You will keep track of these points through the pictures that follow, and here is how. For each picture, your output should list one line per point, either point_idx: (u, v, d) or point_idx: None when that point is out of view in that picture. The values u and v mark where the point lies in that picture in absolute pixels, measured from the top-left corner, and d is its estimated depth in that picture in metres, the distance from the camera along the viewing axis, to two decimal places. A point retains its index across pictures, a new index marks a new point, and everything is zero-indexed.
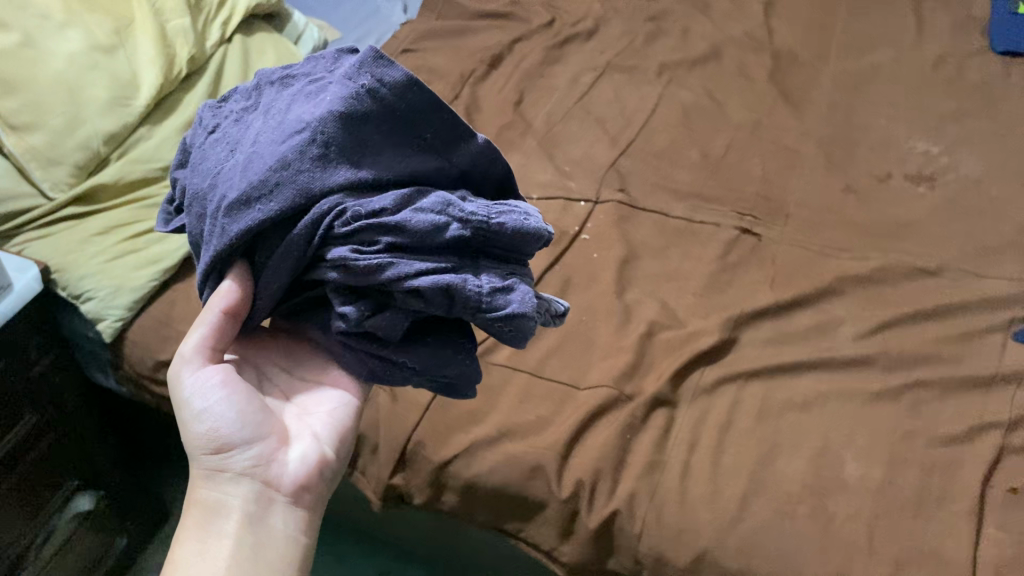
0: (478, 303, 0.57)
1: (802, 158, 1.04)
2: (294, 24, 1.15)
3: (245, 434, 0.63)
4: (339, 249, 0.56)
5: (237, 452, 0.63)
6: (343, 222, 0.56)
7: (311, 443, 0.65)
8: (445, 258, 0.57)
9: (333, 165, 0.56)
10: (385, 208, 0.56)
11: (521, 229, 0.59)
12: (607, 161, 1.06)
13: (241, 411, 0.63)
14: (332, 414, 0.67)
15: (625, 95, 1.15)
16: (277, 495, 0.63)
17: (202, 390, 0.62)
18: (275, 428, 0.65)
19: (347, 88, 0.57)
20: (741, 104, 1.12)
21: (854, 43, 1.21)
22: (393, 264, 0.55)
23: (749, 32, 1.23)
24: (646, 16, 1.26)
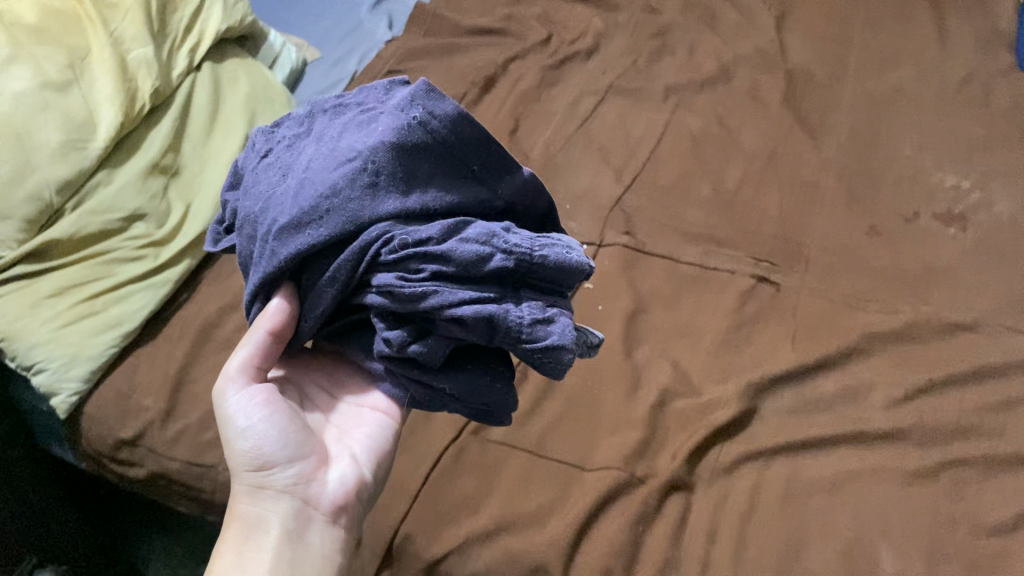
0: (520, 334, 0.54)
1: (823, 193, 0.96)
2: (269, 46, 1.08)
3: (285, 450, 0.60)
4: (385, 274, 0.54)
5: (278, 469, 0.59)
6: (389, 249, 0.54)
7: (351, 464, 0.62)
8: (489, 288, 0.55)
9: (387, 192, 0.55)
10: (430, 238, 0.54)
11: (562, 261, 0.56)
12: (611, 197, 0.98)
13: (283, 429, 0.60)
14: (372, 435, 0.64)
15: (629, 120, 1.06)
16: (317, 513, 0.60)
17: (245, 408, 0.60)
18: (316, 448, 0.62)
19: (399, 118, 0.56)
20: (755, 130, 1.04)
21: (873, 61, 1.13)
22: (439, 294, 0.53)
23: (761, 48, 1.15)
24: (650, 31, 1.18)
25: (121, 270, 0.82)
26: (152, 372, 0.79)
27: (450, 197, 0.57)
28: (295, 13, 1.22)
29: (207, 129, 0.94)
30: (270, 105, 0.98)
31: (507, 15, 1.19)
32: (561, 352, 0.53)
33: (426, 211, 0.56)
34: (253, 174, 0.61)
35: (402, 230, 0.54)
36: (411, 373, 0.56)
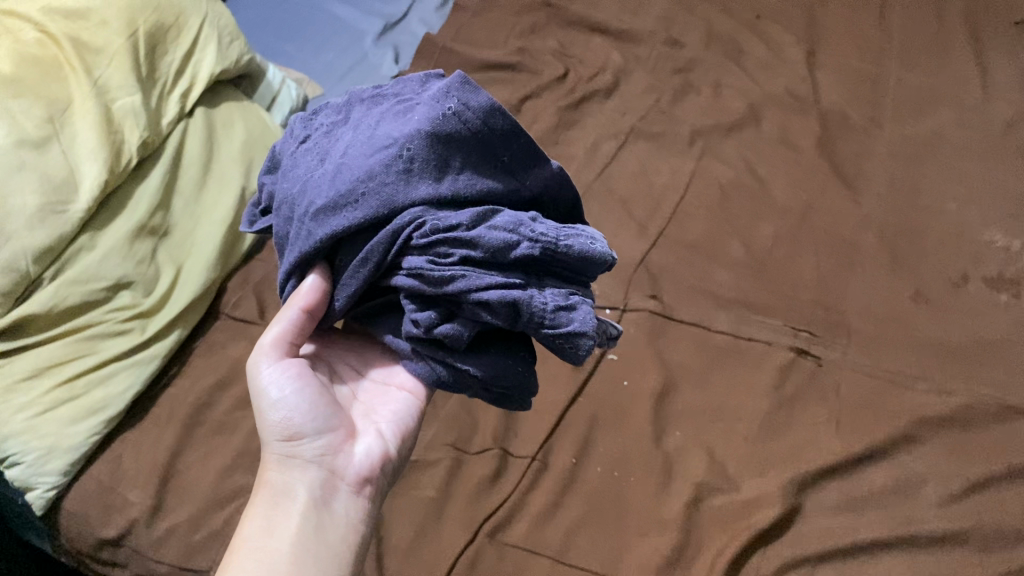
0: (541, 321, 0.52)
1: (863, 253, 0.89)
2: (268, 84, 1.01)
3: (315, 420, 0.59)
4: (416, 258, 0.53)
5: (308, 440, 0.58)
6: (421, 233, 0.52)
7: (376, 439, 0.61)
8: (515, 274, 0.52)
9: (423, 178, 0.53)
10: (460, 224, 0.52)
11: (588, 253, 0.53)
12: (635, 255, 0.91)
13: (313, 401, 0.59)
14: (397, 413, 0.63)
15: (652, 167, 0.99)
16: (343, 483, 0.59)
17: (276, 381, 0.59)
18: (342, 421, 0.61)
19: (434, 108, 0.54)
20: (787, 181, 0.97)
21: (910, 103, 1.06)
22: (467, 278, 0.51)
23: (790, 88, 1.08)
24: (672, 66, 1.11)
25: (104, 346, 0.75)
26: (140, 461, 0.72)
27: (487, 183, 0.55)
28: (294, 43, 1.14)
29: (199, 183, 0.87)
30: (267, 155, 0.92)
31: (519, 49, 1.12)
32: (581, 343, 0.51)
33: (463, 199, 0.54)
34: (291, 159, 0.60)
35: (435, 214, 0.52)
36: (437, 355, 0.55)
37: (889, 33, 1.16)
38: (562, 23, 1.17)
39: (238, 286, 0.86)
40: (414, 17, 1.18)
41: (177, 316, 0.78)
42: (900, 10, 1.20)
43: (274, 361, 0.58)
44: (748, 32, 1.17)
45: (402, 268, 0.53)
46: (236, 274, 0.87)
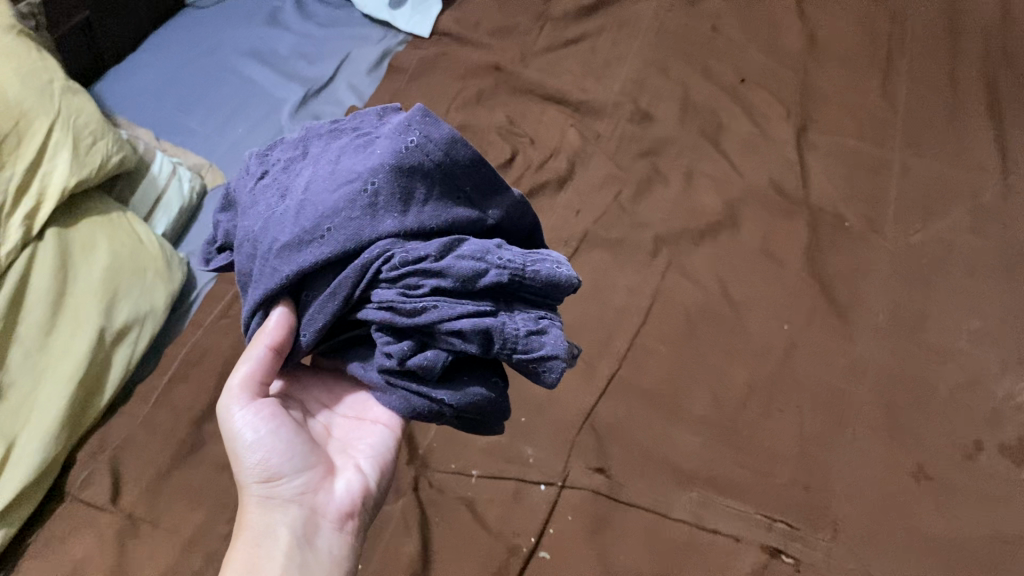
0: (513, 350, 0.46)
1: (855, 409, 0.74)
2: (152, 180, 0.85)
3: (293, 459, 0.52)
4: (384, 290, 0.46)
5: (288, 479, 0.52)
6: (390, 266, 0.46)
7: (357, 474, 0.55)
8: (484, 302, 0.47)
9: (391, 211, 0.47)
10: (428, 255, 0.46)
11: (554, 278, 0.48)
12: (581, 408, 0.74)
13: (290, 440, 0.53)
14: (376, 446, 0.57)
15: (608, 282, 0.83)
16: (325, 522, 0.52)
17: (251, 424, 0.52)
18: (320, 457, 0.54)
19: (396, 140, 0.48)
20: (767, 307, 0.81)
21: (918, 199, 0.90)
22: (440, 310, 0.45)
23: (777, 179, 0.92)
24: (638, 149, 0.95)
25: None
26: None
27: (454, 211, 0.49)
28: (199, 114, 0.98)
29: (47, 326, 0.71)
30: (136, 283, 0.77)
31: (461, 125, 0.96)
32: (555, 368, 0.46)
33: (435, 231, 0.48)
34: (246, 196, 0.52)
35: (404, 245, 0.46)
36: (406, 388, 0.48)
37: (894, 109, 1.00)
38: (514, 90, 1.01)
39: (88, 457, 0.71)
40: (343, 81, 1.02)
41: (49, 446, 0.67)
42: (908, 77, 1.03)
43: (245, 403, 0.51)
44: (730, 102, 1.00)
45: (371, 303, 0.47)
46: (90, 440, 0.72)
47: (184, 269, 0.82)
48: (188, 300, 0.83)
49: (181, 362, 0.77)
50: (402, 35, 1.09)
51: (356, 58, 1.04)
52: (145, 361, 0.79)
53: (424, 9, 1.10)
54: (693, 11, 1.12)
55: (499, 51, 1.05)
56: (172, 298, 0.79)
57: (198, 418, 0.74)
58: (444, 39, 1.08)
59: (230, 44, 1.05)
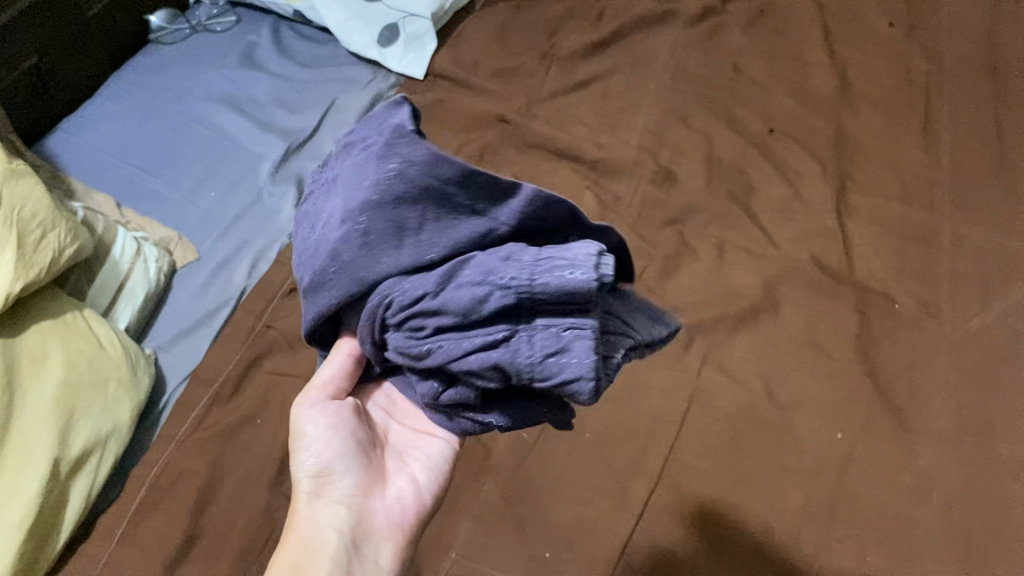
0: (529, 374, 0.40)
1: (924, 541, 0.65)
2: (113, 265, 0.74)
3: (349, 460, 0.51)
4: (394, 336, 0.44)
5: (338, 479, 0.51)
6: (393, 309, 0.43)
7: (410, 484, 0.53)
8: (499, 325, 0.41)
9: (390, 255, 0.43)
10: (426, 293, 0.42)
11: (566, 287, 0.39)
12: (616, 540, 0.66)
13: (349, 440, 0.51)
14: (431, 456, 0.54)
15: (637, 381, 0.75)
16: (376, 530, 0.51)
17: (314, 423, 0.51)
18: (376, 463, 0.53)
19: (378, 174, 0.44)
20: (816, 409, 0.72)
21: (976, 272, 0.80)
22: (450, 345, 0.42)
23: (818, 254, 0.82)
24: (661, 216, 0.86)
25: None
26: None
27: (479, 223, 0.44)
28: (167, 176, 0.86)
29: None
30: (96, 400, 0.66)
31: None
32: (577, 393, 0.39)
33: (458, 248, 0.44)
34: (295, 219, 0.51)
35: (401, 284, 0.43)
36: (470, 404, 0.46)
37: (938, 158, 0.89)
38: (520, 144, 0.93)
39: None
40: (329, 133, 0.91)
41: None
42: (949, 120, 0.93)
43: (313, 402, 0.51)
44: (758, 157, 0.91)
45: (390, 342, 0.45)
46: None
47: (151, 372, 0.72)
48: (156, 408, 0.72)
49: (150, 488, 0.67)
50: (394, 77, 0.98)
51: (343, 106, 0.94)
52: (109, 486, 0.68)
53: (416, 47, 0.99)
54: (711, 48, 1.02)
55: (503, 98, 0.97)
56: (137, 411, 0.69)
57: (170, 559, 0.63)
58: (440, 81, 0.98)
59: (200, 89, 0.93)
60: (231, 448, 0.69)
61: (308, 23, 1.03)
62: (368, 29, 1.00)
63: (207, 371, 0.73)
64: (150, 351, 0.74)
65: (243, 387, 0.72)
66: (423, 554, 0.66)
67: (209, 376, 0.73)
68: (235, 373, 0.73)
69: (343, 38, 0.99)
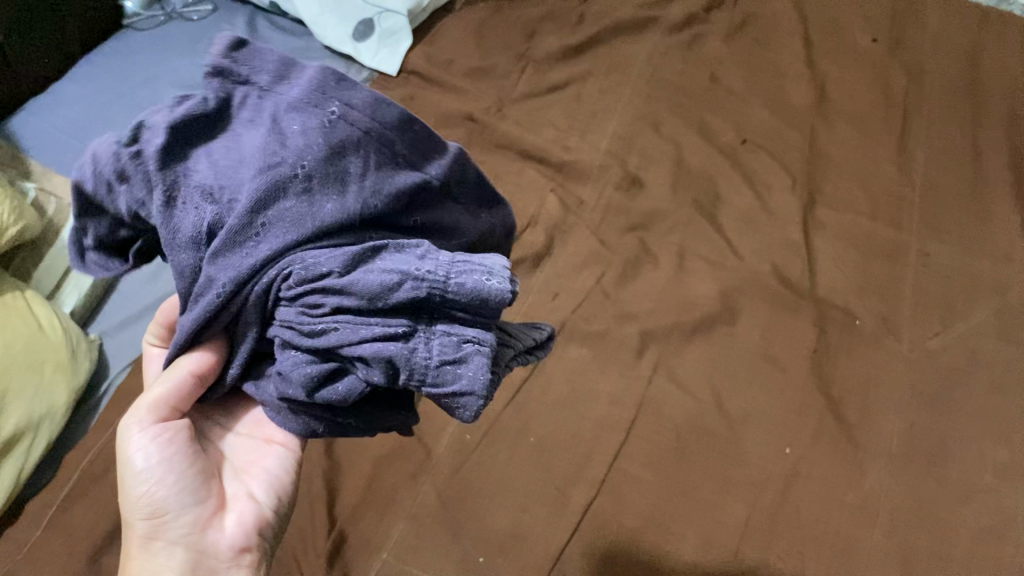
0: (422, 382, 0.38)
1: (865, 562, 0.63)
2: (62, 246, 0.75)
3: (182, 492, 0.48)
4: (286, 309, 0.39)
5: (174, 517, 0.47)
6: (370, 367, 0.38)
7: (247, 506, 0.50)
8: (399, 319, 0.38)
9: (331, 185, 0.39)
10: (331, 270, 0.37)
11: (481, 290, 0.38)
12: (550, 549, 0.65)
13: (174, 465, 0.48)
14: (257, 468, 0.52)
15: (585, 385, 0.74)
16: (208, 511, 0.48)
17: (147, 453, 0.47)
18: (215, 489, 0.49)
19: (370, 358, 0.37)
20: (763, 422, 0.71)
21: (939, 289, 0.79)
22: (341, 333, 0.37)
23: (780, 266, 0.81)
24: (624, 222, 0.85)
25: None
26: None
27: None
28: None
29: None
30: (30, 380, 0.65)
31: None
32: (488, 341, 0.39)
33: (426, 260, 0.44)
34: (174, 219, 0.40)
35: (296, 264, 0.38)
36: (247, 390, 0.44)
37: (910, 174, 0.88)
38: (489, 145, 0.92)
39: None
40: None
41: None
42: (926, 138, 0.91)
43: (155, 426, 0.48)
44: (727, 166, 0.90)
45: (375, 374, 0.38)
46: None
47: (93, 358, 0.72)
48: (97, 393, 0.72)
49: (81, 475, 0.66)
50: (367, 71, 1.00)
51: None
52: (40, 471, 0.67)
53: (392, 43, 1.00)
54: (690, 56, 1.01)
55: (473, 98, 0.96)
56: (75, 395, 0.68)
57: (96, 546, 0.63)
58: (413, 78, 0.99)
59: (168, 76, 0.95)
60: None
61: (284, 14, 1.05)
62: (343, 24, 1.01)
63: None
64: (95, 337, 0.74)
65: None
66: (355, 552, 0.65)
67: None
68: None
69: (319, 32, 1.00)
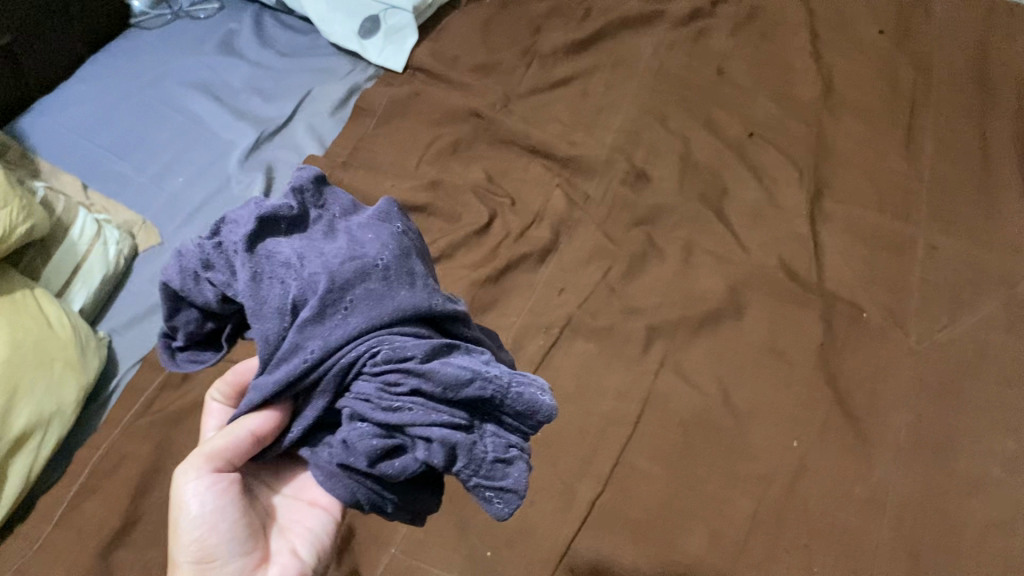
0: (474, 474, 0.43)
1: (873, 555, 0.63)
2: (71, 244, 0.75)
3: (233, 544, 0.48)
4: (364, 384, 0.43)
5: (222, 564, 0.48)
6: (433, 451, 0.42)
7: (291, 563, 0.50)
8: (460, 412, 0.43)
9: (406, 282, 0.45)
10: (414, 355, 0.42)
11: (536, 405, 0.44)
12: (557, 542, 0.65)
13: (229, 517, 0.48)
14: (305, 530, 0.52)
15: (592, 380, 0.74)
16: (252, 569, 0.49)
17: (200, 504, 0.47)
18: (260, 545, 0.50)
19: (436, 440, 0.42)
20: (770, 415, 0.71)
21: (947, 282, 0.78)
22: (414, 413, 0.42)
23: (787, 260, 0.81)
24: (631, 217, 0.85)
25: None
26: None
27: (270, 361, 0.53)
28: (135, 158, 0.88)
29: None
30: (40, 377, 0.65)
31: (432, 181, 0.87)
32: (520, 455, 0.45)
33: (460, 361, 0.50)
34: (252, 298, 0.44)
35: (380, 347, 0.42)
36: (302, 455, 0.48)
37: (918, 166, 0.87)
38: (494, 140, 0.93)
39: None
40: (301, 122, 0.93)
41: None
42: (933, 131, 0.90)
43: (209, 474, 0.48)
44: (733, 160, 0.90)
45: (437, 458, 0.42)
46: None
47: (101, 355, 0.72)
48: (106, 390, 0.73)
49: (91, 472, 0.67)
50: (373, 69, 1.00)
51: (319, 96, 0.96)
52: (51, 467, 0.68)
53: (397, 40, 1.00)
54: (695, 50, 1.01)
55: (480, 94, 0.96)
56: (84, 392, 0.69)
57: (107, 542, 0.63)
58: (419, 74, 0.99)
59: (176, 75, 0.95)
60: (176, 434, 0.69)
61: (291, 12, 1.05)
62: (349, 20, 1.01)
63: (158, 355, 0.74)
64: (104, 334, 0.75)
65: (193, 374, 0.73)
66: (362, 547, 0.65)
67: (160, 361, 0.73)
68: None
69: (325, 29, 1.00)
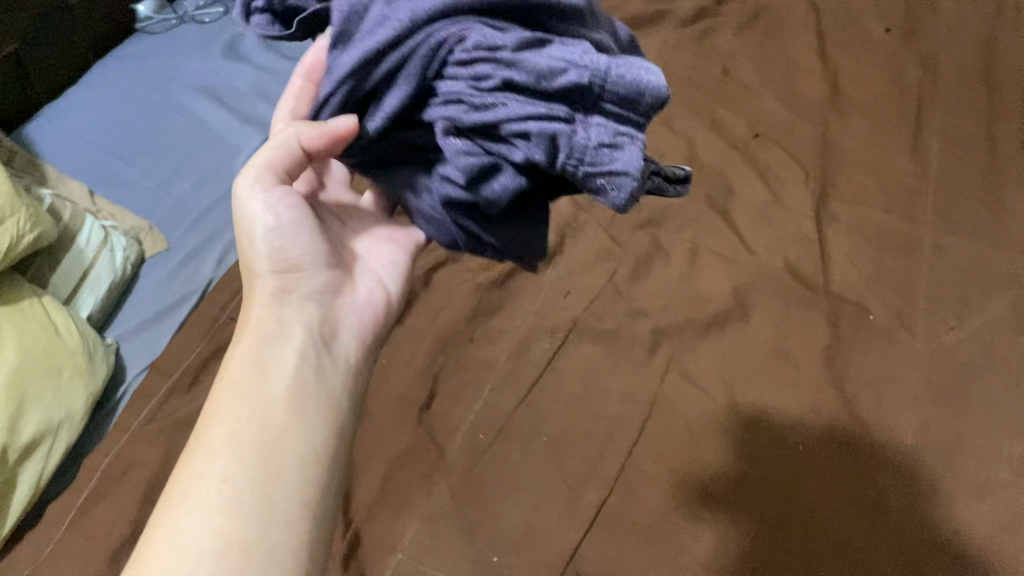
0: (580, 163, 0.40)
1: (879, 559, 0.63)
2: (78, 252, 0.76)
3: (313, 254, 0.52)
4: (453, 79, 0.41)
5: (305, 274, 0.52)
6: (536, 128, 0.39)
7: (377, 284, 0.57)
8: (559, 106, 0.40)
9: None
10: (504, 46, 0.40)
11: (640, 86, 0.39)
12: (564, 547, 0.65)
13: (308, 231, 0.52)
14: (395, 257, 0.59)
15: (598, 383, 0.74)
16: (340, 321, 0.54)
17: (273, 216, 0.51)
18: (344, 261, 0.56)
19: (539, 121, 0.39)
20: (776, 418, 0.71)
21: (954, 283, 0.78)
22: (508, 107, 0.40)
23: (793, 261, 0.81)
24: (636, 218, 0.85)
25: None
26: None
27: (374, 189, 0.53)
28: (142, 163, 0.89)
29: None
30: (48, 385, 0.66)
31: None
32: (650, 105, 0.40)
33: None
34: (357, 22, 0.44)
35: (471, 39, 0.40)
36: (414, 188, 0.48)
37: (924, 166, 0.87)
38: None
39: None
40: None
41: None
42: (940, 129, 0.90)
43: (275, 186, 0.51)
44: (739, 160, 0.89)
45: (534, 137, 0.40)
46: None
47: (109, 361, 0.73)
48: (115, 397, 0.74)
49: (100, 478, 0.67)
50: None
51: None
52: (61, 475, 0.70)
53: None
54: (701, 50, 1.01)
55: None
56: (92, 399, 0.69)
57: (114, 549, 0.63)
58: None
59: (181, 78, 0.96)
60: (183, 440, 0.69)
61: None
62: None
63: (166, 362, 0.74)
64: (111, 341, 0.76)
65: (201, 379, 0.73)
66: (369, 551, 0.65)
67: (167, 367, 0.74)
68: (195, 363, 0.74)
69: None
